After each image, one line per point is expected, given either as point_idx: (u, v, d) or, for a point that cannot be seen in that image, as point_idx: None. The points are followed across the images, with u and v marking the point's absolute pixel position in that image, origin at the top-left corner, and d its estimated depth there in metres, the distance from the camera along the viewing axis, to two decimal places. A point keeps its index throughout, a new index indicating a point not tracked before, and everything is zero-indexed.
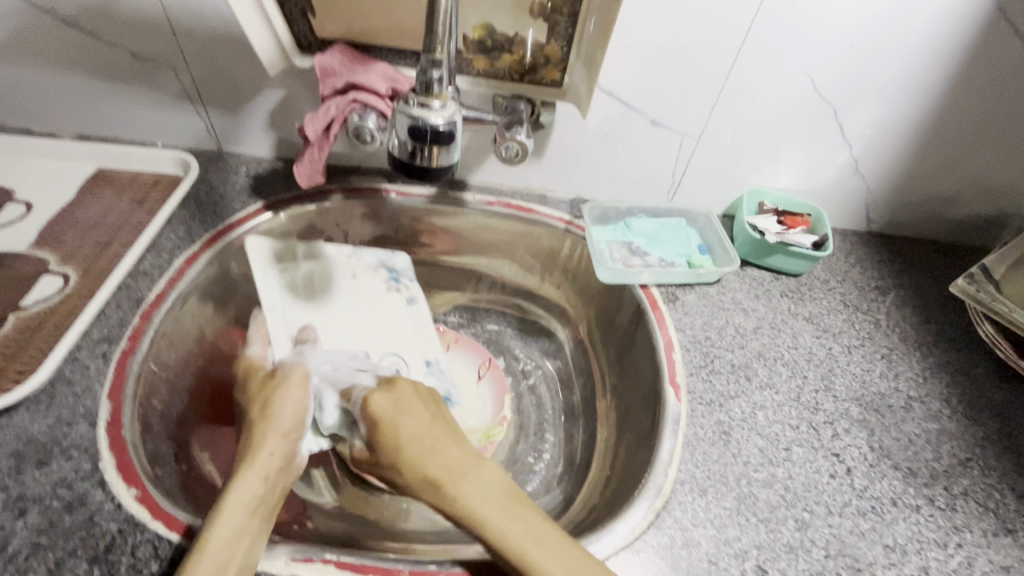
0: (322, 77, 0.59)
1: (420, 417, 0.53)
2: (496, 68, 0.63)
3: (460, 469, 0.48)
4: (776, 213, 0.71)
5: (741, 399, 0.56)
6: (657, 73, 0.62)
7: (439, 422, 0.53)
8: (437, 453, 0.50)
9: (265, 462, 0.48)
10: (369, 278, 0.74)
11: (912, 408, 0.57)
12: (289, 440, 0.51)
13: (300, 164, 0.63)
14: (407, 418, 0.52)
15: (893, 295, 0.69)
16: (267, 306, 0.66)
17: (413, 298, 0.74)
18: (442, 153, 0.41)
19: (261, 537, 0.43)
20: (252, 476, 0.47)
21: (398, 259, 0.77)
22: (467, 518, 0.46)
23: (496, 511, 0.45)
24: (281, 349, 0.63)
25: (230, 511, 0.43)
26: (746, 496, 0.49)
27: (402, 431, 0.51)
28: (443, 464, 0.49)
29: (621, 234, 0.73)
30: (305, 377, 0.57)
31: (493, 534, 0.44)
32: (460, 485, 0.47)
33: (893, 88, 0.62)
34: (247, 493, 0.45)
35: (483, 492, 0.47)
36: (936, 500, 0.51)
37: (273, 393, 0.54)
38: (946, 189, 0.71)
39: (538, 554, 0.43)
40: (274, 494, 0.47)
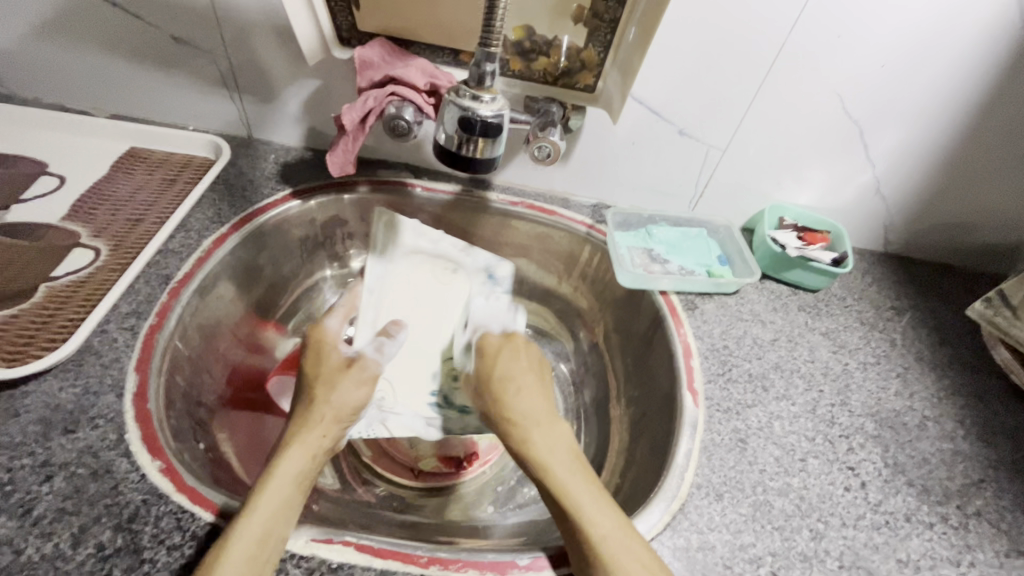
0: (361, 69, 0.60)
1: (524, 364, 0.56)
2: (531, 71, 0.63)
3: (538, 418, 0.50)
4: (795, 228, 0.72)
5: (757, 408, 0.57)
6: (691, 81, 0.63)
7: (538, 373, 0.56)
8: (527, 397, 0.52)
9: (316, 441, 0.47)
10: (468, 279, 0.71)
11: (926, 427, 0.58)
12: (340, 426, 0.50)
13: (334, 153, 0.64)
14: (506, 357, 0.57)
15: (909, 316, 0.69)
16: (363, 287, 0.67)
17: (493, 308, 0.69)
18: (488, 145, 0.42)
19: (296, 517, 0.43)
20: (302, 446, 0.46)
21: (502, 266, 0.71)
22: (539, 466, 0.47)
23: (568, 474, 0.46)
24: (362, 335, 0.64)
25: (273, 491, 0.43)
26: (761, 503, 0.50)
27: (501, 367, 0.55)
28: (528, 409, 0.51)
29: (642, 241, 0.74)
30: (375, 377, 0.56)
31: (551, 479, 0.46)
32: (532, 430, 0.49)
33: (918, 112, 0.63)
34: (294, 469, 0.45)
35: (571, 454, 0.48)
36: (950, 518, 0.51)
37: (348, 375, 0.54)
38: (964, 215, 0.72)
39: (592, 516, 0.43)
40: (319, 472, 0.47)
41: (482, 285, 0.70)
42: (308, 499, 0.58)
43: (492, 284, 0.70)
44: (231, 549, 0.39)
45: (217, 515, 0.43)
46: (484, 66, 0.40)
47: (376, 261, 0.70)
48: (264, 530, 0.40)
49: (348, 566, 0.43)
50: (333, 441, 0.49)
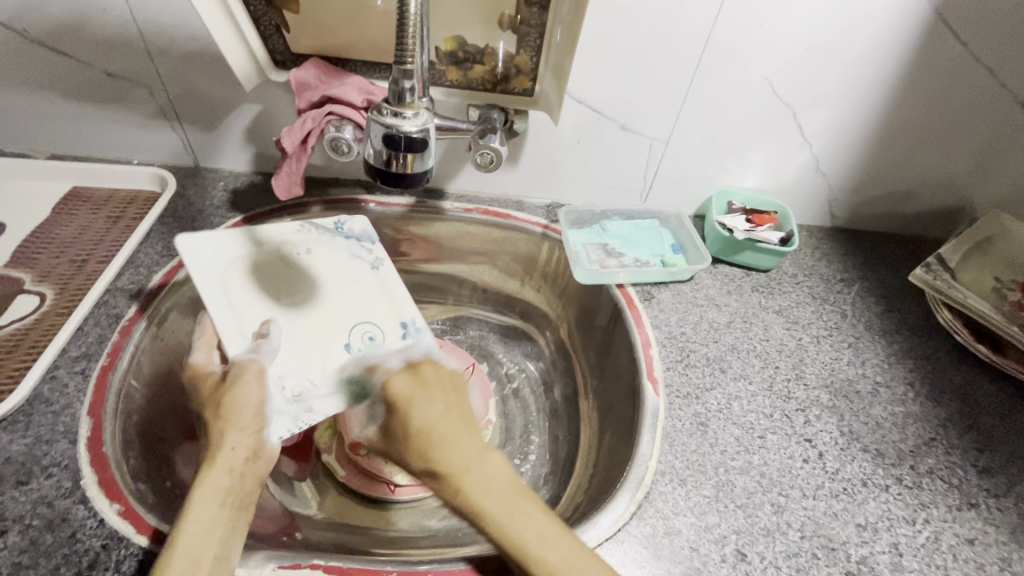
0: (298, 91, 0.60)
1: (435, 406, 0.55)
2: (470, 80, 0.64)
3: (466, 463, 0.50)
4: (744, 212, 0.74)
5: (716, 390, 0.58)
6: (627, 77, 0.64)
7: (451, 414, 0.55)
8: (457, 442, 0.52)
9: (228, 455, 0.49)
10: (325, 249, 0.68)
11: (878, 393, 0.60)
12: (247, 432, 0.51)
13: (279, 176, 0.64)
14: (421, 401, 0.56)
15: (858, 286, 0.72)
16: (207, 300, 0.58)
17: (378, 262, 0.69)
18: (416, 160, 0.42)
19: (234, 530, 0.45)
20: (218, 455, 0.48)
21: (355, 222, 0.71)
22: (473, 511, 0.47)
23: (499, 502, 0.47)
24: (233, 345, 0.57)
25: (202, 505, 0.45)
26: (724, 483, 0.51)
27: (424, 419, 0.54)
28: (461, 455, 0.50)
29: (597, 237, 0.75)
30: (262, 371, 0.56)
31: (493, 526, 0.46)
32: (465, 477, 0.49)
33: (846, 91, 0.65)
34: (215, 486, 0.46)
35: (491, 484, 0.48)
36: (904, 479, 0.53)
37: (227, 393, 0.53)
38: (901, 184, 0.75)
39: (535, 543, 0.44)
40: (246, 485, 0.48)
41: (347, 248, 0.69)
42: (288, 528, 0.58)
43: (356, 243, 0.70)
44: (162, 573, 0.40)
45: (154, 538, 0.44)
46: (402, 83, 0.40)
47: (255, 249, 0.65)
48: (200, 550, 0.42)
49: None
50: (246, 448, 0.50)
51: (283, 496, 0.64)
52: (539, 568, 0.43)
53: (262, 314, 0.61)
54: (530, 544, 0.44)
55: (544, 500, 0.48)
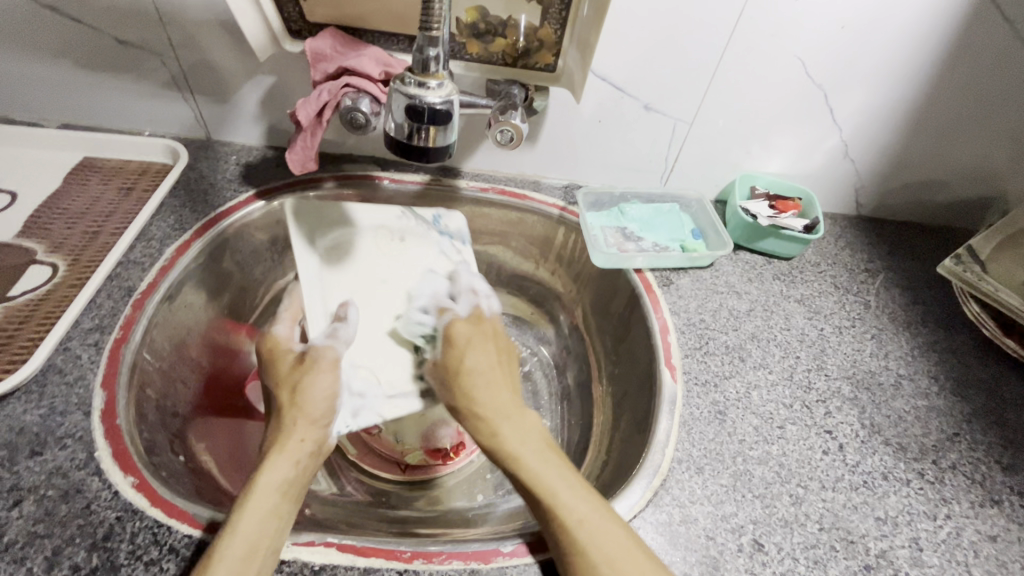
0: (313, 62, 0.59)
1: (486, 353, 0.56)
2: (489, 53, 0.62)
3: (503, 411, 0.51)
4: (767, 198, 0.72)
5: (735, 379, 0.57)
6: (651, 54, 0.62)
7: (504, 363, 0.56)
8: (492, 388, 0.53)
9: (296, 446, 0.48)
10: (419, 241, 0.69)
11: (901, 385, 0.59)
12: (319, 425, 0.51)
13: (293, 150, 0.62)
14: (473, 346, 0.57)
15: (882, 277, 0.70)
16: (302, 279, 0.62)
17: (464, 263, 0.68)
18: (439, 133, 0.40)
19: (289, 522, 0.44)
20: (286, 443, 0.48)
21: (452, 220, 0.72)
22: (506, 456, 0.48)
23: (535, 456, 0.48)
24: (315, 326, 0.59)
25: (262, 493, 0.44)
26: (742, 473, 0.50)
27: (474, 364, 0.55)
28: (493, 402, 0.52)
29: (615, 220, 0.73)
30: (336, 363, 0.56)
31: (525, 470, 0.47)
32: (500, 424, 0.50)
33: (881, 72, 0.62)
34: (278, 476, 0.46)
35: (526, 433, 0.50)
36: (926, 474, 0.52)
37: (303, 377, 0.53)
38: (932, 172, 0.72)
39: (569, 496, 0.44)
40: (305, 478, 0.48)
41: (438, 243, 0.69)
42: (298, 503, 0.58)
43: (448, 241, 0.70)
44: (221, 557, 0.40)
45: (205, 530, 0.43)
46: (427, 50, 0.38)
47: (321, 240, 0.66)
48: (256, 537, 0.41)
49: (330, 567, 0.44)
50: (314, 443, 0.50)
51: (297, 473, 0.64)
52: (569, 516, 0.43)
53: (342, 296, 0.63)
54: (557, 489, 0.45)
55: (572, 465, 0.48)
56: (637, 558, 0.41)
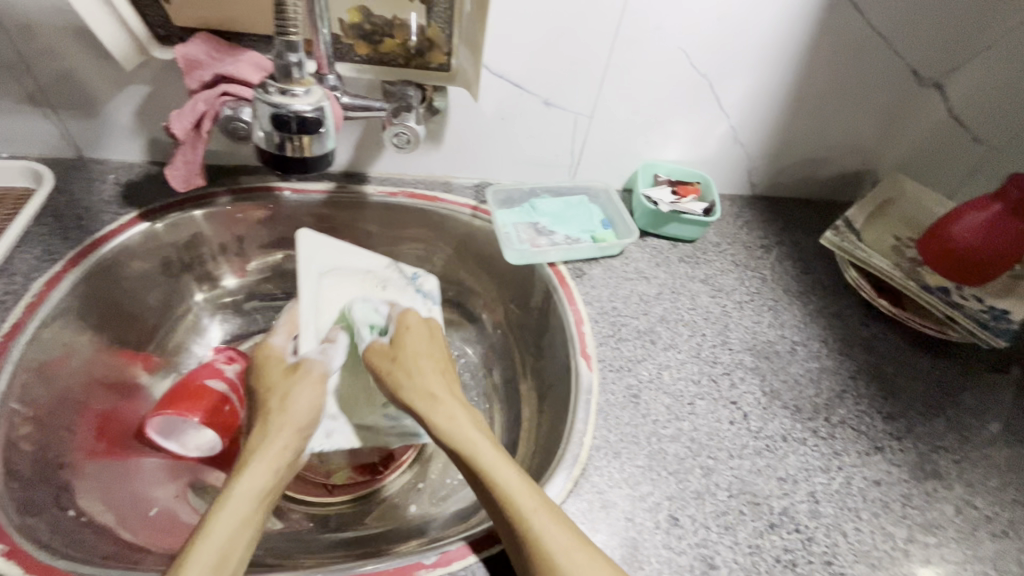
0: (187, 69, 0.55)
1: (433, 347, 0.60)
2: (380, 55, 0.60)
3: (438, 399, 0.54)
4: (669, 184, 0.75)
5: (647, 361, 0.59)
6: (543, 50, 0.63)
7: (449, 369, 0.58)
8: (442, 377, 0.56)
9: (276, 455, 0.49)
10: (397, 291, 0.68)
11: (796, 351, 0.63)
12: (302, 437, 0.52)
13: (173, 165, 0.58)
14: (412, 336, 0.60)
15: (776, 252, 0.75)
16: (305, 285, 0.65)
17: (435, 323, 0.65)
18: (314, 143, 0.40)
19: (258, 535, 0.45)
20: (267, 456, 0.49)
21: (428, 280, 0.69)
22: (456, 442, 0.50)
23: (489, 448, 0.50)
24: (308, 343, 0.61)
25: (233, 504, 0.45)
26: (656, 452, 0.52)
27: (409, 343, 0.59)
28: (443, 388, 0.55)
29: (527, 215, 0.74)
30: (325, 375, 0.58)
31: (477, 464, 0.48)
32: (454, 408, 0.53)
33: (757, 62, 0.67)
34: (253, 484, 0.46)
35: (475, 423, 0.52)
36: (819, 431, 0.56)
37: (293, 385, 0.56)
38: (812, 151, 0.78)
39: (519, 488, 0.46)
40: (279, 489, 0.48)
41: (411, 300, 0.67)
42: None
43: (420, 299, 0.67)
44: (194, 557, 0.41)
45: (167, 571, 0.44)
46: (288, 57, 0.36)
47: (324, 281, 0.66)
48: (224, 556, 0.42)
49: None
50: (289, 461, 0.50)
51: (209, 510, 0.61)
52: (523, 505, 0.44)
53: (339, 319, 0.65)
54: (508, 481, 0.46)
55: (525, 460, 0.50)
56: (575, 559, 0.42)
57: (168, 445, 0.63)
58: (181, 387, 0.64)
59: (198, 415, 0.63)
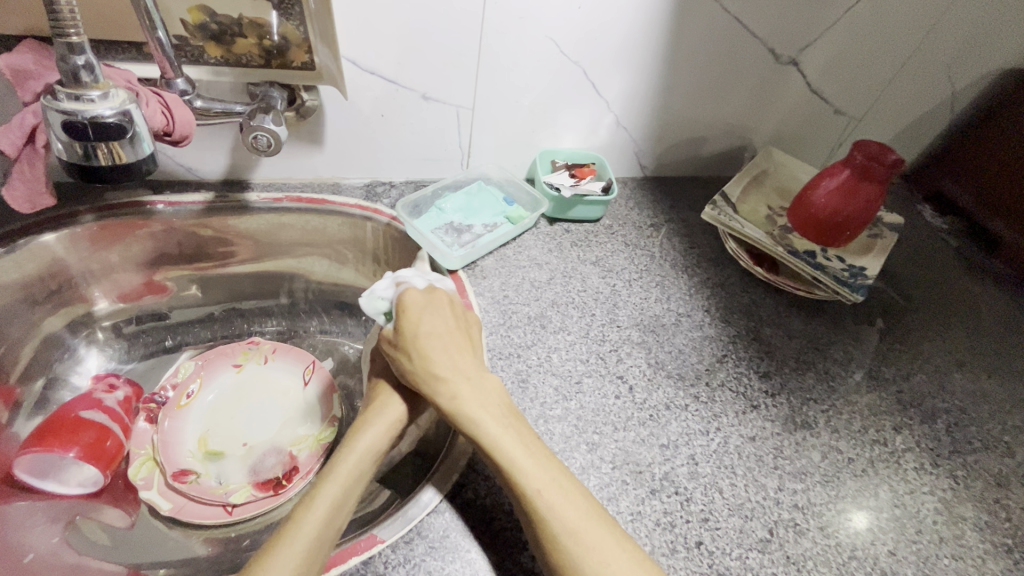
0: (18, 82, 0.50)
1: (444, 320, 0.54)
2: (236, 56, 0.58)
3: (466, 378, 0.51)
4: (568, 168, 0.77)
5: (537, 346, 0.60)
6: (410, 47, 0.62)
7: (460, 329, 0.55)
8: (451, 357, 0.52)
9: (328, 495, 0.46)
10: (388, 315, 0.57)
11: (681, 322, 0.66)
12: (362, 477, 0.49)
13: (12, 187, 0.53)
14: (426, 314, 0.54)
15: (665, 229, 0.78)
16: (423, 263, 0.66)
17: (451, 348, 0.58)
18: (124, 148, 0.40)
19: None
20: (355, 450, 0.50)
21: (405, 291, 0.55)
22: (468, 420, 0.48)
23: (505, 431, 0.48)
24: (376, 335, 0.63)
25: (311, 512, 0.44)
26: (543, 433, 0.53)
27: (417, 325, 0.53)
28: (454, 367, 0.51)
29: (439, 219, 0.71)
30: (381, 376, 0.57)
31: (502, 455, 0.46)
32: (462, 389, 0.50)
33: (626, 48, 0.69)
34: (306, 533, 0.43)
35: (489, 402, 0.50)
36: (700, 396, 0.59)
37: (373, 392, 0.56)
38: (694, 130, 0.81)
39: (527, 465, 0.45)
40: (334, 529, 0.45)
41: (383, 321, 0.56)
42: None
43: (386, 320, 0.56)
44: None
45: None
46: (73, 58, 0.37)
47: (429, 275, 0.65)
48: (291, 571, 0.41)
49: None
50: (352, 490, 0.48)
51: (93, 550, 0.57)
52: (526, 487, 0.44)
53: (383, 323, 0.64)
54: (526, 470, 0.45)
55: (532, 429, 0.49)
56: (585, 540, 0.42)
57: (41, 485, 0.59)
58: (54, 423, 0.61)
59: (74, 450, 0.59)
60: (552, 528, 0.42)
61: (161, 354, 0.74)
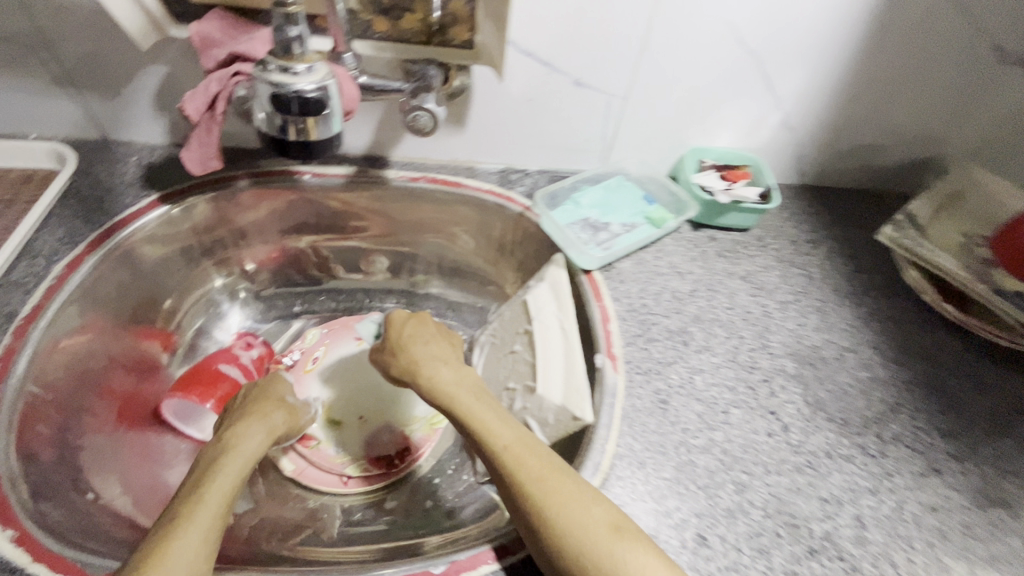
0: (203, 49, 0.52)
1: (430, 335, 0.60)
2: (400, 31, 0.56)
3: (456, 381, 0.54)
4: (716, 168, 0.70)
5: (678, 364, 0.55)
6: (573, 28, 0.58)
7: (447, 344, 0.60)
8: (435, 361, 0.57)
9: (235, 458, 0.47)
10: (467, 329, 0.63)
11: (844, 358, 0.58)
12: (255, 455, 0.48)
13: (189, 149, 0.56)
14: (416, 329, 0.60)
15: (825, 247, 0.68)
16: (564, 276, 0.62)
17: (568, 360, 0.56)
18: (317, 123, 0.40)
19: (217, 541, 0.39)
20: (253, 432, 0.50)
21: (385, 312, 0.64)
22: (462, 416, 0.50)
23: (496, 423, 0.48)
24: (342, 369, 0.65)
25: (228, 465, 0.45)
26: (685, 464, 0.48)
27: (404, 336, 0.60)
28: (442, 369, 0.55)
29: (575, 213, 0.67)
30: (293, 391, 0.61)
31: (493, 443, 0.47)
32: (456, 390, 0.53)
33: (813, 38, 0.60)
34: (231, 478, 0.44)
35: (480, 400, 0.52)
36: (868, 448, 0.51)
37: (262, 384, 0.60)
38: (872, 136, 0.71)
39: (518, 448, 0.46)
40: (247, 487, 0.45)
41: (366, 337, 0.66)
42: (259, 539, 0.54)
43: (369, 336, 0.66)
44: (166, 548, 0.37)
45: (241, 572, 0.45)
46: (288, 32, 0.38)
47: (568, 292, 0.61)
48: (224, 503, 0.41)
49: None
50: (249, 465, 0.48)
51: None
52: (495, 443, 0.47)
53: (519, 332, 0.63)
54: (521, 456, 0.45)
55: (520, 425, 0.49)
56: (549, 481, 0.43)
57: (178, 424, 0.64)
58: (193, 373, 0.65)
59: (210, 402, 0.63)
60: (521, 475, 0.44)
61: (291, 317, 0.77)
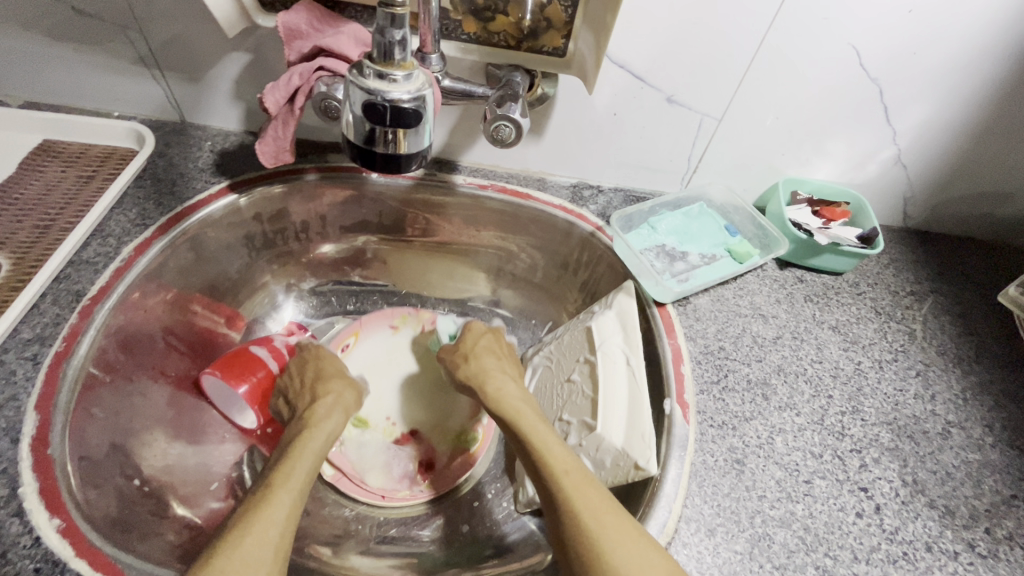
0: (288, 40, 0.51)
1: (498, 352, 0.60)
2: (490, 34, 0.54)
3: (518, 399, 0.52)
4: (810, 204, 0.63)
5: (757, 421, 0.50)
6: (675, 42, 0.53)
7: (510, 363, 0.59)
8: (501, 376, 0.56)
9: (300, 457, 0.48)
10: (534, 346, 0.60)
11: (949, 434, 0.51)
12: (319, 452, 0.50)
13: (263, 141, 0.55)
14: (485, 343, 0.60)
15: (930, 301, 0.61)
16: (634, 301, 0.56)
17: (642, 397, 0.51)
18: (409, 136, 0.38)
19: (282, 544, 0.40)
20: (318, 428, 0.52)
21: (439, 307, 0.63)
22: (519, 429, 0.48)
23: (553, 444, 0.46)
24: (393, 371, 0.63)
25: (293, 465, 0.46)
26: (760, 537, 0.43)
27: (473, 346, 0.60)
28: (504, 384, 0.54)
29: (651, 238, 0.63)
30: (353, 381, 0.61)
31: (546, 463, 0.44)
32: (518, 406, 0.51)
33: (947, 69, 0.53)
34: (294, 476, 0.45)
35: (539, 419, 0.49)
36: (977, 545, 0.44)
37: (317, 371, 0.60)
38: (996, 182, 0.63)
39: (570, 476, 0.43)
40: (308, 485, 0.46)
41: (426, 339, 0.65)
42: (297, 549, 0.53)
43: None
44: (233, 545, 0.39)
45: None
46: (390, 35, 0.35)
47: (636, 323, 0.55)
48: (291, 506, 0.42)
49: None
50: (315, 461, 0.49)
51: None
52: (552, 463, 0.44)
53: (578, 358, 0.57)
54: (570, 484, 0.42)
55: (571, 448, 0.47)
56: (599, 516, 0.39)
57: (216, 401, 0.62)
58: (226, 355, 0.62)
59: (244, 386, 0.60)
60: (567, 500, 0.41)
61: (341, 315, 0.75)
